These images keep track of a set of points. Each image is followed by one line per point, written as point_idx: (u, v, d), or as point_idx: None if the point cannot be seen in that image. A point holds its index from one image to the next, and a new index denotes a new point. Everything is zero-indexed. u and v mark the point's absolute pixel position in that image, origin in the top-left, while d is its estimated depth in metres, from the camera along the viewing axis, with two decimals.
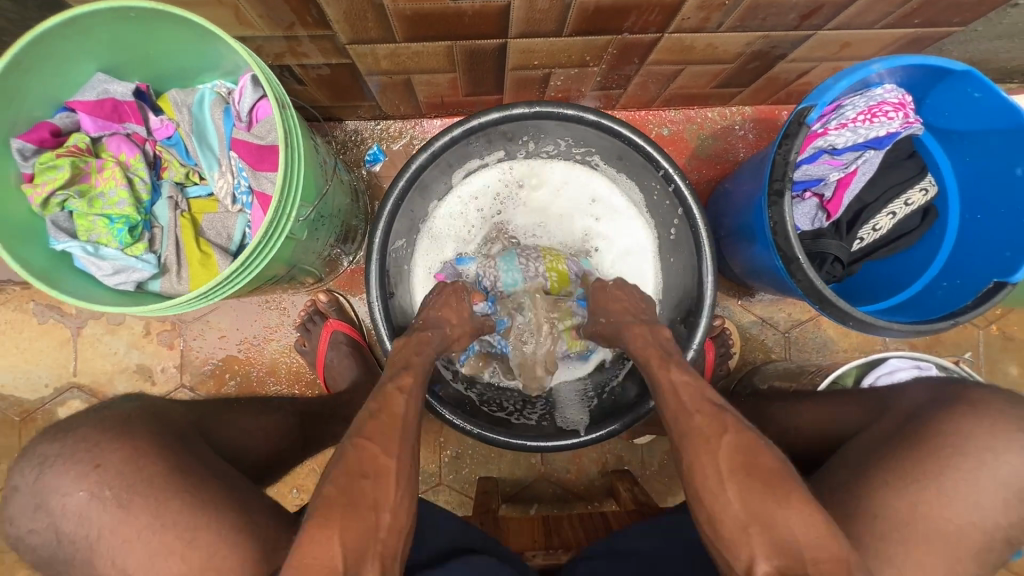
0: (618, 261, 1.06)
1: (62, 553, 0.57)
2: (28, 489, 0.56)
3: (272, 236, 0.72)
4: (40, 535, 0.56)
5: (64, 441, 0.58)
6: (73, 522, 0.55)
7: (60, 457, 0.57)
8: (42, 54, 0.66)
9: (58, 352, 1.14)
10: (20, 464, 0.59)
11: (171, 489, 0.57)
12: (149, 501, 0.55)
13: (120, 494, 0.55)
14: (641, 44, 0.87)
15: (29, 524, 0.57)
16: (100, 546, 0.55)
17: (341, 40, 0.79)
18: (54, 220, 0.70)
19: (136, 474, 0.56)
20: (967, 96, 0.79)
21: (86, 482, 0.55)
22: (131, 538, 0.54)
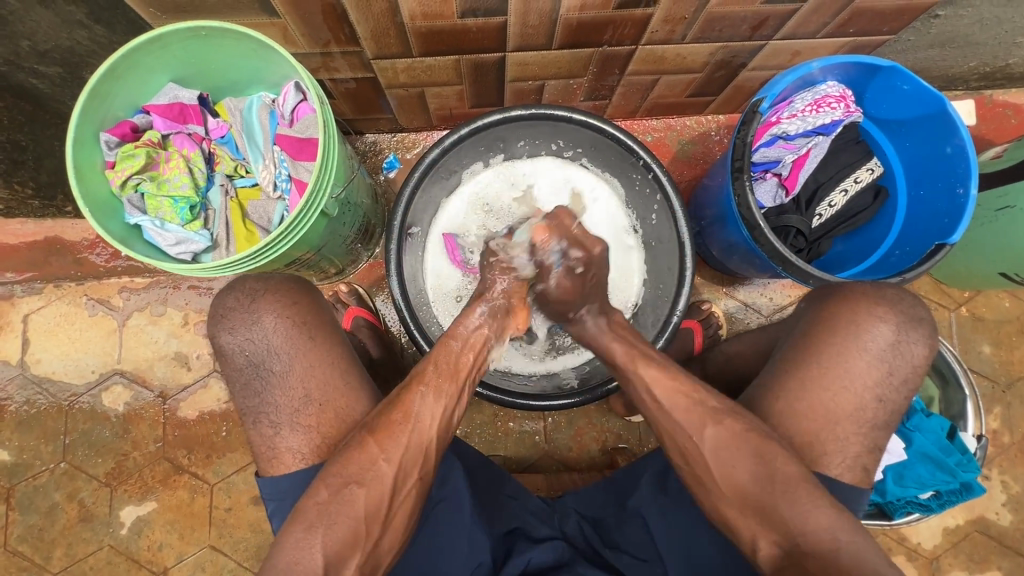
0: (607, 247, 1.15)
1: (260, 364, 0.79)
2: (244, 312, 0.79)
3: (308, 212, 0.86)
4: (250, 346, 0.78)
5: (268, 284, 0.82)
6: (280, 340, 0.79)
7: (271, 294, 0.81)
8: (133, 65, 0.83)
9: (105, 341, 1.26)
10: (224, 297, 0.81)
11: (340, 338, 0.83)
12: (327, 341, 0.81)
13: (312, 330, 0.80)
14: (619, 56, 1.03)
15: (244, 336, 0.78)
16: (294, 364, 0.78)
17: (367, 55, 0.95)
18: (130, 200, 0.86)
19: (324, 319, 0.82)
20: (898, 88, 0.93)
21: (290, 313, 0.80)
22: (315, 362, 0.79)
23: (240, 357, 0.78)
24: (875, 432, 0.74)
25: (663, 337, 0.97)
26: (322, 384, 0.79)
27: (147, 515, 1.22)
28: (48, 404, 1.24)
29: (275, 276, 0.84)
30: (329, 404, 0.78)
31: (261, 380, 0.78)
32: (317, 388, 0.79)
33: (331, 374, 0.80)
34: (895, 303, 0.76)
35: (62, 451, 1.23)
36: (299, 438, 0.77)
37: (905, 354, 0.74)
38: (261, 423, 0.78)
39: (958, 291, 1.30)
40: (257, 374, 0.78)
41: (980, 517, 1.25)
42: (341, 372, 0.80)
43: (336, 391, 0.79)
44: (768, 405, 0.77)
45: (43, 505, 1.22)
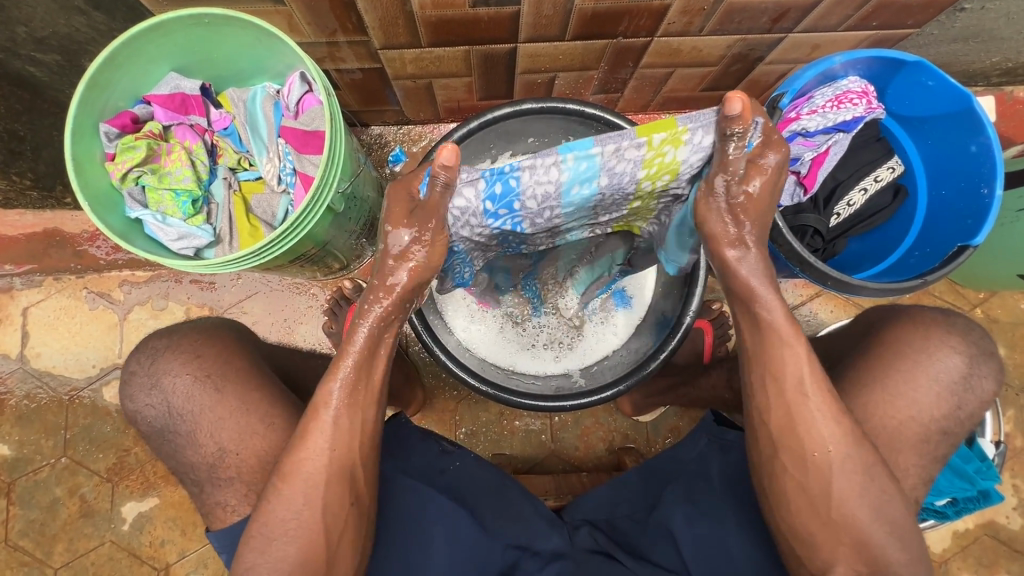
0: None
1: (168, 426, 0.78)
2: (144, 376, 0.78)
3: (314, 206, 0.83)
4: (152, 410, 0.78)
5: (171, 339, 0.81)
6: (179, 399, 0.77)
7: (169, 351, 0.79)
8: (133, 53, 0.80)
9: (106, 335, 1.24)
10: (132, 361, 0.81)
11: (256, 381, 0.80)
12: (237, 388, 0.78)
13: (215, 381, 0.78)
14: (633, 49, 1.00)
15: (145, 402, 0.78)
16: (198, 420, 0.77)
17: (375, 45, 0.92)
18: (131, 193, 0.84)
19: (225, 367, 0.79)
20: (922, 84, 0.90)
21: (189, 368, 0.78)
22: (224, 415, 0.77)
23: (146, 423, 0.78)
24: (896, 439, 0.72)
25: (674, 337, 0.95)
26: (234, 436, 0.77)
27: (149, 511, 1.21)
28: (49, 398, 1.23)
29: (178, 328, 0.82)
30: (248, 451, 0.76)
31: (170, 443, 0.78)
32: (229, 440, 0.77)
33: (246, 422, 0.77)
34: (938, 324, 0.75)
35: (63, 446, 1.22)
36: (225, 491, 0.77)
37: (976, 388, 0.73)
38: (191, 480, 0.79)
39: (972, 292, 1.28)
40: (167, 438, 0.78)
41: (990, 521, 1.23)
42: (260, 418, 0.77)
43: (255, 437, 0.77)
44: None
45: (44, 500, 1.20)
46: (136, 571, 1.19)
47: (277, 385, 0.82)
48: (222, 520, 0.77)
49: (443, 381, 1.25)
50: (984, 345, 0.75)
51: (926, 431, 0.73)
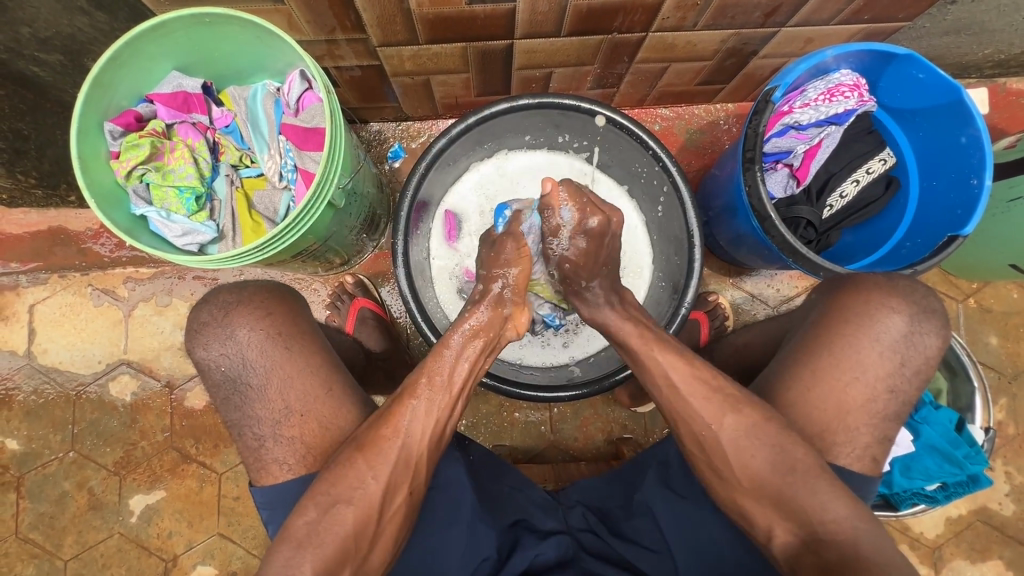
0: None
1: (239, 377, 0.77)
2: (216, 327, 0.77)
3: (317, 200, 0.85)
4: (226, 361, 0.76)
5: (243, 295, 0.79)
6: (255, 353, 0.76)
7: (244, 304, 0.78)
8: (135, 52, 0.81)
9: (111, 332, 1.26)
10: (200, 312, 0.79)
11: (321, 346, 0.81)
12: (304, 348, 0.79)
13: (288, 337, 0.78)
14: (629, 43, 1.01)
15: (218, 352, 0.76)
16: (270, 377, 0.76)
17: (373, 43, 0.94)
18: (135, 190, 0.85)
19: (296, 326, 0.79)
20: (912, 77, 0.92)
21: (264, 324, 0.77)
22: (292, 373, 0.77)
23: (217, 373, 0.76)
24: (887, 427, 0.74)
25: (671, 329, 0.96)
26: (302, 396, 0.77)
27: (156, 504, 1.23)
28: (55, 394, 1.25)
29: (251, 285, 0.81)
30: (313, 414, 0.76)
31: (240, 396, 0.76)
32: (297, 400, 0.76)
33: (312, 385, 0.77)
34: (909, 295, 0.75)
35: (71, 440, 1.24)
36: (283, 449, 0.76)
37: None
38: (246, 435, 0.76)
39: (965, 282, 1.29)
40: (235, 390, 0.77)
41: (982, 506, 1.25)
42: (324, 382, 0.78)
43: (318, 401, 0.77)
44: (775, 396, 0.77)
45: (53, 494, 1.23)
46: (144, 562, 1.22)
47: (338, 355, 0.83)
48: (273, 479, 0.76)
49: None
50: None
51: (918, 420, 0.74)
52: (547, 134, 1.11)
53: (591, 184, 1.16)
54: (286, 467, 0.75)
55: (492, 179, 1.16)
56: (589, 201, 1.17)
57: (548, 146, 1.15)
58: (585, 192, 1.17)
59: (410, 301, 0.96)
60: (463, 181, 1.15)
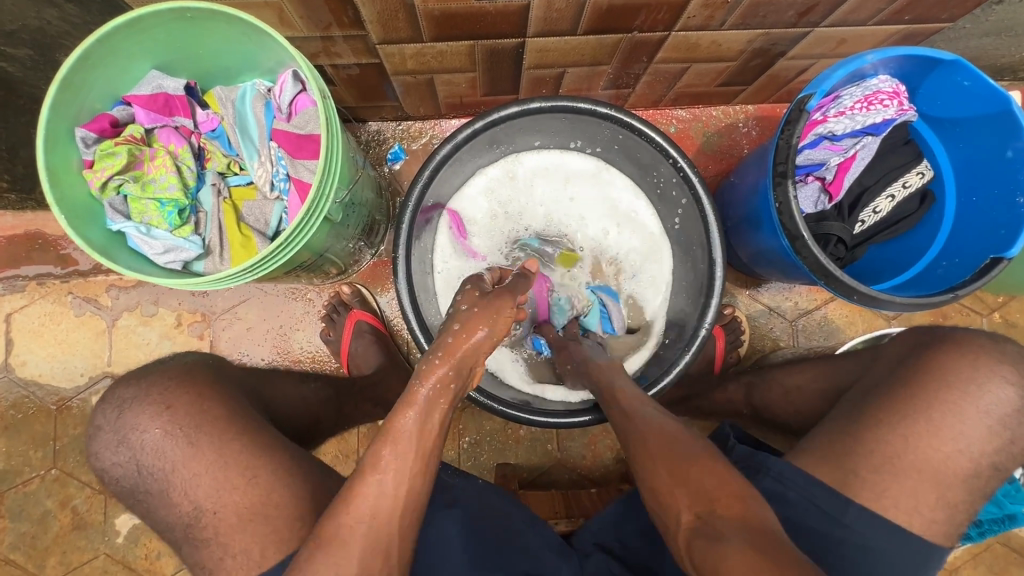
0: (617, 228, 1.10)
1: (139, 483, 0.74)
2: (110, 430, 0.74)
3: (311, 215, 0.78)
4: (123, 467, 0.73)
5: (138, 387, 0.76)
6: (148, 456, 0.72)
7: (139, 402, 0.74)
8: (110, 51, 0.73)
9: (94, 343, 1.19)
10: (100, 413, 0.76)
11: (232, 431, 0.74)
12: (210, 439, 0.72)
13: (189, 433, 0.72)
14: (649, 43, 0.94)
15: (113, 459, 0.73)
16: (171, 478, 0.71)
17: (373, 40, 0.86)
18: (111, 203, 0.77)
19: (201, 416, 0.74)
20: (957, 84, 0.85)
21: (160, 422, 0.73)
22: (200, 470, 0.71)
23: (118, 481, 0.74)
24: (939, 475, 0.67)
25: (690, 350, 0.90)
26: (211, 490, 0.71)
27: (143, 524, 1.17)
28: (36, 408, 1.18)
29: (150, 374, 0.77)
30: (228, 508, 0.69)
31: (146, 502, 0.73)
32: (207, 497, 0.70)
33: (222, 476, 0.71)
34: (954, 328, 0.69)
35: (52, 457, 1.17)
36: (206, 550, 0.70)
37: (1018, 416, 0.68)
38: (168, 538, 0.73)
39: (992, 296, 1.23)
40: (137, 497, 0.74)
41: (1003, 528, 1.21)
42: (239, 468, 0.71)
43: (234, 494, 0.70)
44: (846, 462, 0.73)
45: (35, 513, 1.17)
46: None
47: (263, 435, 0.75)
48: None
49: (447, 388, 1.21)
50: None
51: (979, 476, 0.68)
52: (558, 137, 1.04)
53: (605, 189, 1.10)
54: (210, 572, 0.69)
55: (499, 184, 1.09)
56: (602, 205, 1.10)
57: (559, 149, 1.08)
58: (597, 196, 1.10)
59: (413, 319, 0.89)
60: (468, 186, 1.08)
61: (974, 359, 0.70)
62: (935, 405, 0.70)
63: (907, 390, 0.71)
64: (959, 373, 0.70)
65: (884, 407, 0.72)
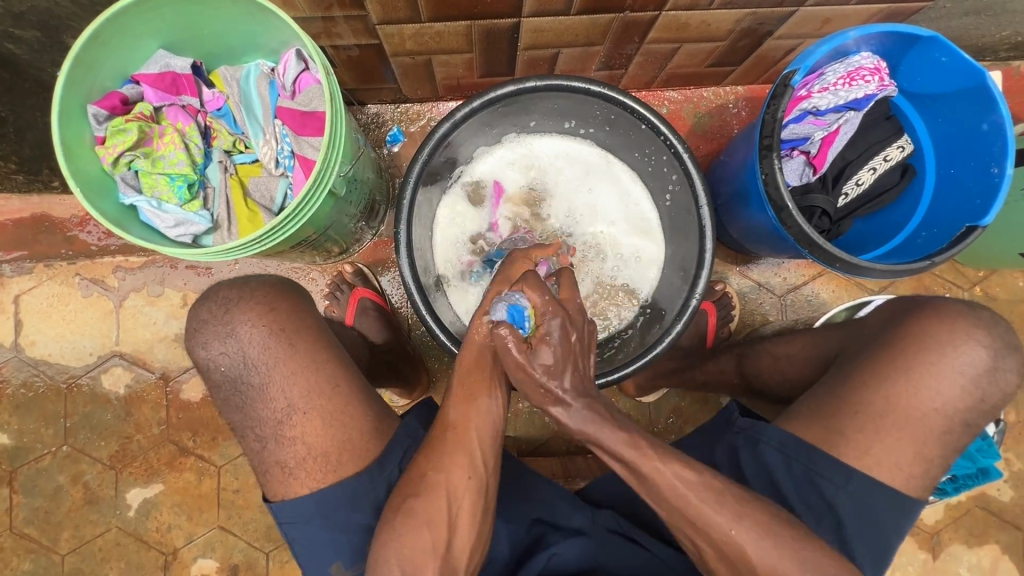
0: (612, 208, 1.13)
1: (239, 377, 0.73)
2: (215, 324, 0.72)
3: (316, 189, 0.81)
4: (226, 360, 0.72)
5: (243, 290, 0.75)
6: (257, 351, 0.72)
7: (245, 300, 0.74)
8: (118, 30, 0.76)
9: (102, 323, 1.22)
10: (196, 309, 0.74)
11: (325, 343, 0.77)
12: (309, 343, 0.75)
13: (291, 334, 0.74)
14: (641, 23, 0.96)
15: (218, 350, 0.72)
16: (274, 375, 0.72)
17: (372, 20, 0.89)
18: (123, 177, 0.80)
19: (302, 322, 0.76)
20: (935, 60, 0.88)
21: (265, 320, 0.73)
22: (298, 370, 0.73)
23: (218, 373, 0.73)
24: (915, 427, 0.72)
25: (681, 320, 0.93)
26: (305, 393, 0.73)
27: (154, 497, 1.21)
28: (46, 386, 1.21)
29: (253, 277, 0.77)
30: (316, 413, 0.73)
31: (240, 396, 0.73)
32: (299, 397, 0.73)
33: (316, 381, 0.74)
34: None
35: (64, 434, 1.21)
36: (289, 452, 0.73)
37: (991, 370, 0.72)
38: (249, 439, 0.74)
39: (972, 270, 1.28)
40: (237, 390, 0.73)
41: (982, 493, 1.26)
42: (328, 379, 0.74)
43: (321, 398, 0.74)
44: (822, 408, 0.77)
45: (47, 488, 1.20)
46: (144, 555, 1.20)
47: (345, 351, 0.79)
48: (294, 492, 0.73)
49: (448, 363, 1.24)
50: (1003, 329, 0.74)
51: (948, 426, 0.71)
52: (553, 119, 1.07)
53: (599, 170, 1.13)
54: (289, 472, 0.73)
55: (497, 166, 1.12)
56: (597, 187, 1.13)
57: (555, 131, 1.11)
58: (592, 178, 1.13)
59: (416, 292, 0.92)
60: (467, 168, 1.11)
61: (952, 324, 0.72)
62: (904, 357, 0.73)
63: (885, 349, 0.75)
64: (934, 333, 0.73)
65: (865, 367, 0.75)
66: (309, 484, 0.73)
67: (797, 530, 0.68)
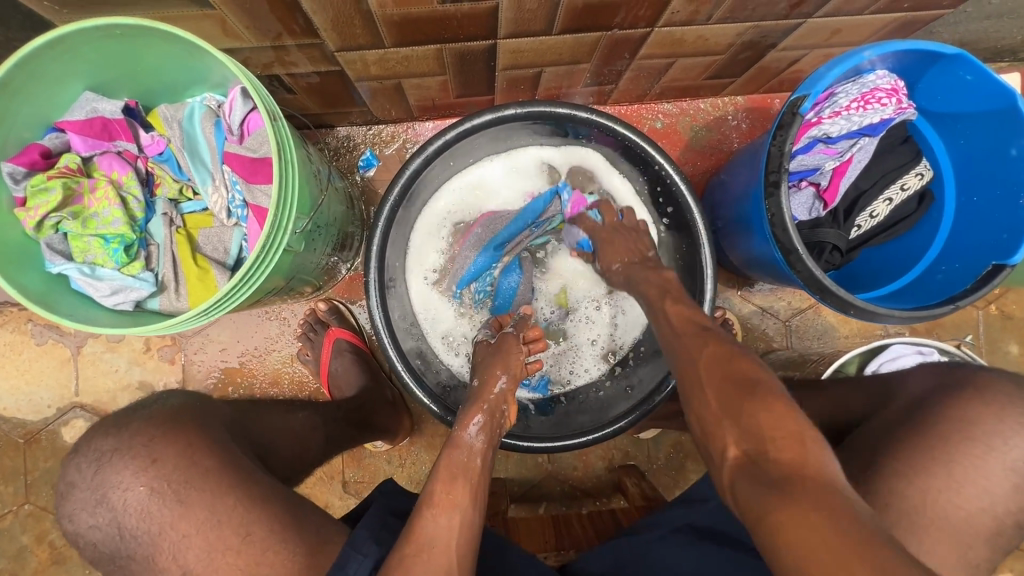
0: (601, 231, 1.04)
1: (120, 548, 0.64)
2: (86, 489, 0.64)
3: (270, 249, 0.72)
4: (100, 533, 0.64)
5: (120, 438, 0.66)
6: (133, 518, 0.63)
7: (119, 456, 0.64)
8: (32, 75, 0.66)
9: (60, 372, 1.14)
10: (72, 466, 0.67)
11: (225, 481, 0.65)
12: (201, 496, 0.63)
13: (176, 491, 0.63)
14: (631, 40, 0.87)
15: (89, 522, 0.64)
16: (159, 543, 0.62)
17: (329, 48, 0.79)
18: (48, 242, 0.70)
19: (189, 471, 0.64)
20: (959, 79, 0.79)
21: (144, 479, 0.63)
22: (189, 531, 0.62)
23: (94, 547, 0.65)
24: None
25: (680, 367, 0.87)
26: (201, 554, 0.62)
27: None
28: (3, 442, 1.13)
29: (131, 423, 0.67)
30: (220, 574, 0.61)
31: (127, 567, 0.64)
32: (196, 561, 0.62)
33: (212, 538, 0.62)
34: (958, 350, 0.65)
35: (24, 492, 1.13)
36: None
37: None
38: None
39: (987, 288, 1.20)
40: (117, 565, 0.65)
41: None
42: (236, 526, 0.63)
43: (227, 556, 0.62)
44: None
45: (10, 549, 1.13)
46: None
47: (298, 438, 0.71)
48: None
49: None
50: None
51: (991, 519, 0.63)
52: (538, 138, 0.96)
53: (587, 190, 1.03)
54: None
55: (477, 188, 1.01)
56: None
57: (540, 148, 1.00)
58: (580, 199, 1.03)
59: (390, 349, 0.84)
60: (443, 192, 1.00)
61: (1000, 409, 0.61)
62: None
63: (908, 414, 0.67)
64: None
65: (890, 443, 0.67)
66: None
67: None
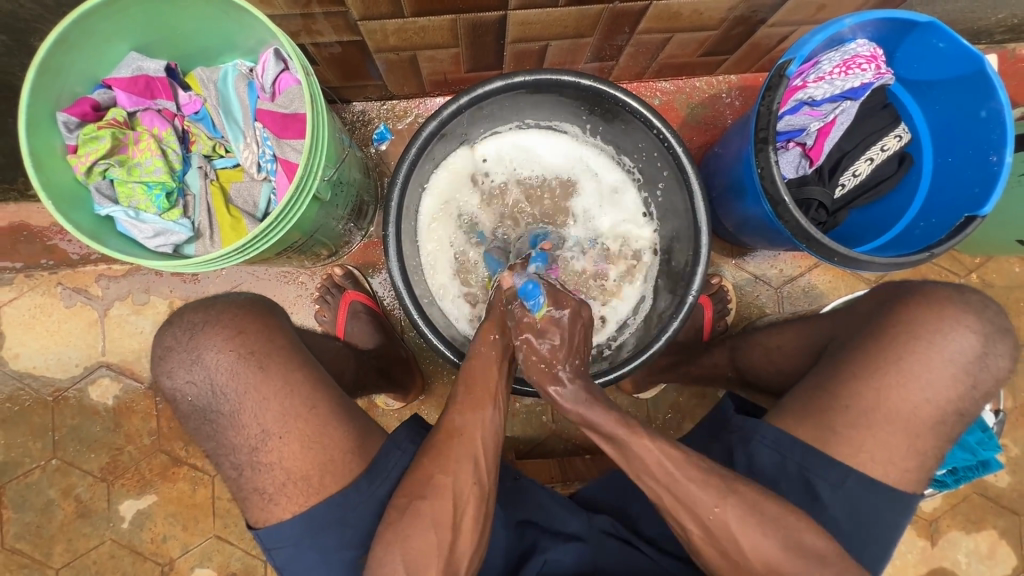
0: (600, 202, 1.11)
1: (211, 405, 0.72)
2: (182, 351, 0.72)
3: (300, 194, 0.78)
4: (194, 388, 0.72)
5: (209, 314, 0.75)
6: (225, 377, 0.72)
7: (211, 324, 0.73)
8: (86, 32, 0.72)
9: (87, 333, 1.19)
10: (163, 335, 0.74)
11: (298, 362, 0.75)
12: (280, 365, 0.74)
13: (260, 358, 0.73)
14: (631, 13, 0.94)
15: (185, 379, 0.72)
16: (245, 401, 0.71)
17: (353, 16, 0.85)
18: (97, 187, 0.77)
19: (265, 344, 0.74)
20: (932, 47, 0.86)
21: (233, 345, 0.73)
22: (269, 395, 0.72)
23: (186, 403, 0.72)
24: (920, 430, 0.71)
25: (677, 317, 0.91)
26: (279, 416, 0.72)
27: (148, 509, 1.19)
28: (32, 400, 1.18)
29: (219, 301, 0.77)
30: (292, 437, 0.72)
31: (212, 424, 0.72)
32: (275, 421, 0.72)
33: (290, 404, 0.72)
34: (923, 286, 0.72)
35: (52, 447, 1.18)
36: (267, 476, 0.71)
37: (989, 365, 0.71)
38: (224, 464, 0.73)
39: (969, 257, 1.26)
40: (207, 419, 0.72)
41: (979, 480, 1.26)
42: (306, 396, 0.73)
43: (298, 420, 0.72)
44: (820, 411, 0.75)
45: (38, 503, 1.18)
46: (139, 567, 1.18)
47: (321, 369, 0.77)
48: (275, 517, 0.72)
49: (441, 365, 1.22)
50: (1002, 323, 0.73)
51: (939, 414, 0.71)
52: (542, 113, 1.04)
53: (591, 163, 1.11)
54: (269, 499, 0.71)
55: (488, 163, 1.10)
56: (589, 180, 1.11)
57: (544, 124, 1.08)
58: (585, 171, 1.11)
59: (407, 298, 0.90)
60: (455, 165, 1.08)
61: None
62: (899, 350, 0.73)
63: (882, 341, 0.74)
64: (923, 319, 0.72)
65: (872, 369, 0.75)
66: (290, 509, 0.71)
67: (800, 533, 0.67)
